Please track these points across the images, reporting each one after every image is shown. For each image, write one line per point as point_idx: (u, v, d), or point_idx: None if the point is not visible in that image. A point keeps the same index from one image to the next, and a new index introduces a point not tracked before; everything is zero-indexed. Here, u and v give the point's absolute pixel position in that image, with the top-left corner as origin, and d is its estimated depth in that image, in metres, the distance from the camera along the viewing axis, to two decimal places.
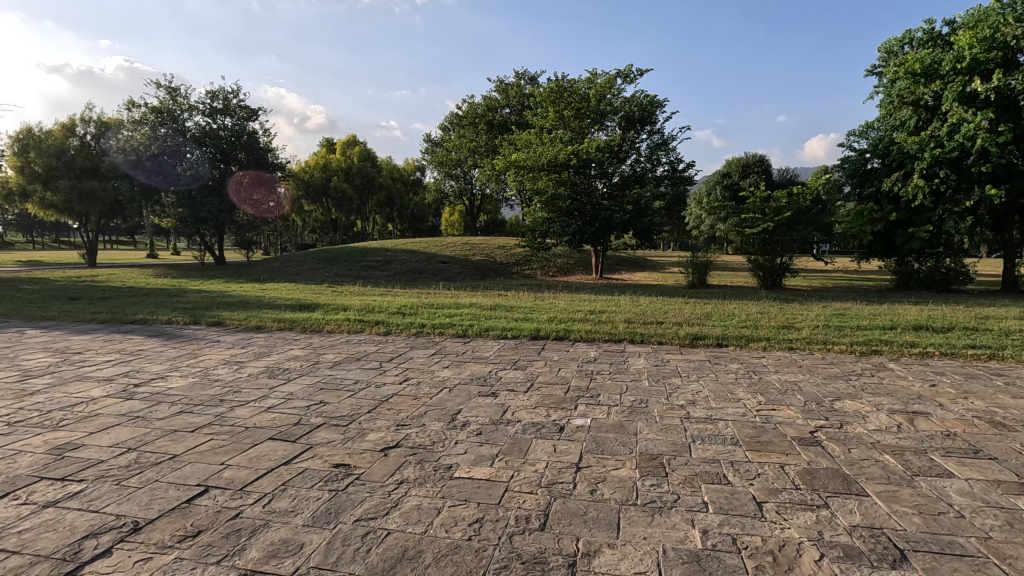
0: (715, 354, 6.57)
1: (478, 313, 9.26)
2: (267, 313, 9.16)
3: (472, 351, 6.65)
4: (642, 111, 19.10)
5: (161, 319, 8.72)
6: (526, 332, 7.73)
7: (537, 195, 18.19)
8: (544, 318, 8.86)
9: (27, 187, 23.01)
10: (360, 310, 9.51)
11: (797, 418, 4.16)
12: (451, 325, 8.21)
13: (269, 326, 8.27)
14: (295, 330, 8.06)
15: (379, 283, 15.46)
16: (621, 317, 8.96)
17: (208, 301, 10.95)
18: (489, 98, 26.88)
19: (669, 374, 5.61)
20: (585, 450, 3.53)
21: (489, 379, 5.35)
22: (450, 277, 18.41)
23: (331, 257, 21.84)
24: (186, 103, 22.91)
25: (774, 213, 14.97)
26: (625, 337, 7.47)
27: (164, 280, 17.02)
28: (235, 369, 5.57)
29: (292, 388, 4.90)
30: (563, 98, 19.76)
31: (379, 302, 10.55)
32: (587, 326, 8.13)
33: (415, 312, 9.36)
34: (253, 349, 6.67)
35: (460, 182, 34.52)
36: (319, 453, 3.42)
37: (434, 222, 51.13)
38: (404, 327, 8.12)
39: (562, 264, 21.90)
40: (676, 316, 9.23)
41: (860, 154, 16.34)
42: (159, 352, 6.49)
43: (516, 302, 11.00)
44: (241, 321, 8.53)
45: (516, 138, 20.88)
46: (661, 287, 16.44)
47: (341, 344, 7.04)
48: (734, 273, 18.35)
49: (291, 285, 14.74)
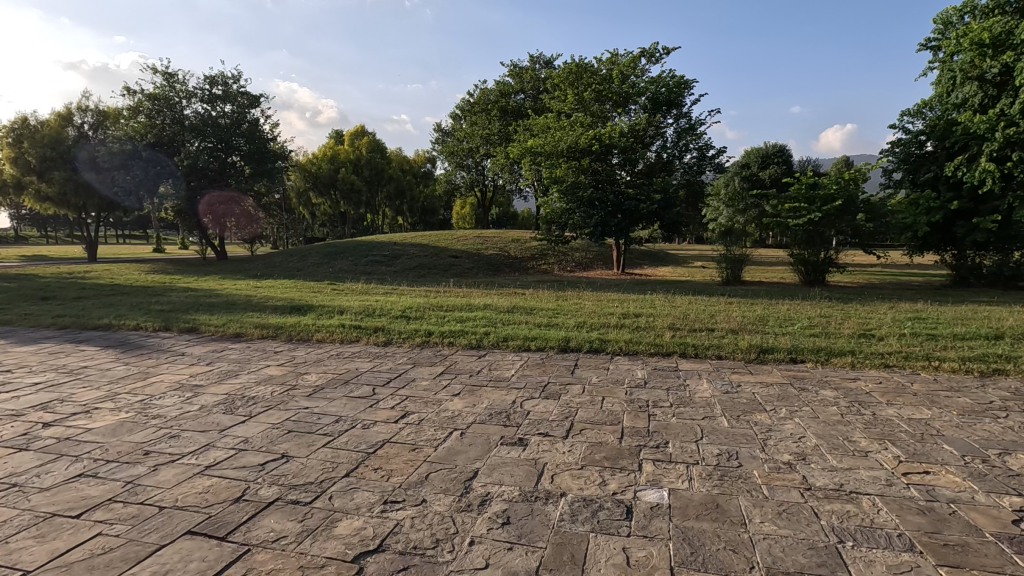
0: (795, 375, 5.19)
1: (494, 318, 7.96)
2: (251, 317, 7.94)
3: (490, 369, 5.37)
4: (671, 91, 17.63)
5: (128, 325, 7.55)
6: (554, 343, 6.42)
7: (556, 184, 16.84)
8: (572, 324, 7.54)
9: (23, 179, 22.08)
10: (358, 313, 8.25)
11: (976, 491, 2.81)
12: (464, 332, 6.93)
13: (250, 334, 7.05)
14: (279, 340, 6.81)
15: (385, 280, 14.25)
16: (663, 323, 7.60)
17: (191, 301, 9.78)
18: (503, 83, 25.39)
19: (750, 406, 4.26)
20: (675, 561, 2.23)
21: (512, 415, 4.04)
22: (461, 273, 17.18)
23: (336, 252, 20.68)
24: (184, 89, 21.77)
25: (820, 202, 13.55)
26: (674, 351, 6.12)
27: (156, 277, 15.95)
28: (186, 399, 4.32)
29: (250, 431, 3.64)
30: (583, 80, 18.47)
31: (381, 304, 9.29)
32: (626, 335, 6.77)
33: (423, 316, 8.08)
34: (222, 366, 5.44)
35: (471, 173, 33.22)
36: (257, 568, 2.17)
37: (444, 215, 49.95)
38: (408, 334, 6.86)
39: (580, 259, 20.57)
40: (727, 320, 7.84)
41: (913, 136, 14.73)
42: (105, 371, 5.28)
43: (537, 303, 9.71)
44: (220, 328, 7.32)
45: (532, 123, 19.52)
46: (692, 283, 15.01)
47: (330, 359, 5.78)
48: (770, 268, 16.83)
49: (290, 282, 13.58)
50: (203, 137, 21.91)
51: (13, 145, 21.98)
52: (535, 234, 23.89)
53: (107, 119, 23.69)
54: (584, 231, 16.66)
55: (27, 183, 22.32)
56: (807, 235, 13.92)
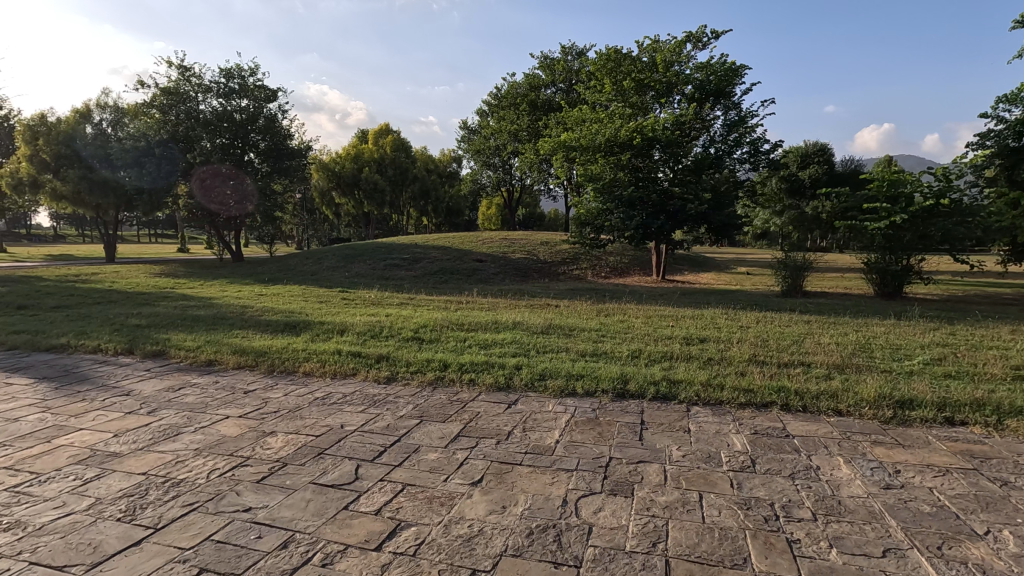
0: (973, 451, 3.55)
1: (527, 342, 6.49)
2: (234, 339, 6.64)
3: (524, 431, 3.86)
4: (721, 78, 15.82)
5: (87, 347, 6.29)
6: (607, 384, 4.89)
7: (591, 181, 15.35)
8: (624, 354, 6.01)
9: (39, 177, 21.67)
10: (362, 333, 6.85)
11: None
12: (489, 364, 5.45)
13: (225, 363, 5.69)
14: (258, 372, 5.43)
15: (402, 287, 12.93)
16: (742, 354, 6.01)
17: (177, 313, 8.57)
18: (532, 76, 23.88)
19: (946, 524, 2.65)
20: None
21: (566, 537, 2.52)
22: (486, 279, 15.79)
23: (354, 254, 19.53)
24: (199, 83, 20.87)
25: (901, 202, 11.74)
26: (773, 402, 4.53)
27: (162, 280, 14.99)
28: (76, 488, 2.91)
29: (135, 572, 2.20)
30: (622, 68, 16.86)
31: (391, 319, 7.89)
32: (701, 374, 5.19)
33: (440, 338, 6.66)
34: (164, 418, 4.05)
35: (497, 171, 31.94)
36: None
37: (470, 216, 48.79)
38: (419, 366, 5.44)
39: (616, 263, 19.01)
40: (822, 351, 6.19)
41: (1011, 125, 12.67)
42: (8, 423, 3.94)
43: (577, 320, 8.20)
44: (192, 354, 6.00)
45: (565, 117, 18.00)
46: (747, 294, 13.28)
47: (311, 406, 4.36)
48: (838, 276, 14.91)
49: (299, 288, 12.37)
50: (218, 133, 21.00)
51: (30, 143, 21.63)
52: (565, 236, 22.37)
53: (125, 116, 23.09)
54: (623, 234, 14.97)
55: (44, 182, 21.88)
56: (886, 240, 12.09)
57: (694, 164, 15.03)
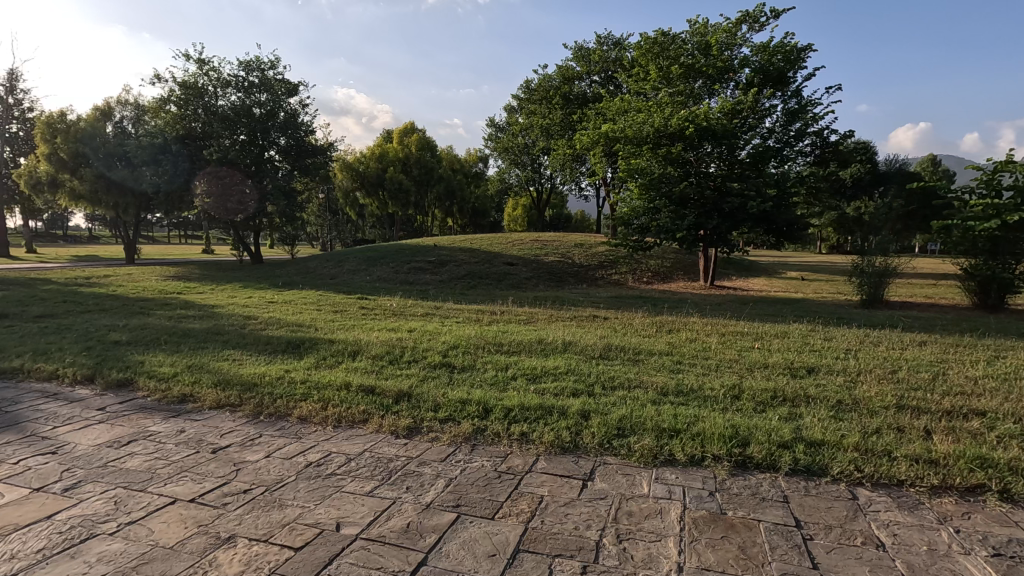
0: None
1: (587, 374, 5.05)
2: (223, 363, 5.39)
3: (621, 545, 2.45)
4: (782, 61, 14.11)
5: (40, 372, 5.09)
6: (719, 449, 3.41)
7: (634, 177, 13.85)
8: (722, 394, 4.52)
9: (58, 176, 21.17)
10: (378, 357, 5.50)
11: None
12: (545, 409, 4.04)
13: (201, 401, 4.39)
14: (239, 415, 4.11)
15: (427, 295, 11.67)
16: (882, 397, 4.46)
17: (169, 326, 7.42)
18: (566, 68, 22.36)
19: None
20: None
21: None
22: (518, 285, 14.48)
23: (377, 256, 18.36)
24: (218, 77, 20.02)
25: (1014, 198, 9.93)
26: (984, 486, 3.00)
27: (173, 284, 14.04)
28: None
29: None
30: (668, 52, 15.31)
31: (414, 337, 6.57)
32: (847, 431, 3.69)
33: (475, 365, 5.27)
34: (80, 504, 2.73)
35: (526, 170, 30.59)
36: None
37: (496, 217, 47.62)
38: (451, 410, 4.05)
39: (657, 267, 17.49)
40: (987, 393, 4.59)
41: None
42: None
43: (638, 340, 6.76)
44: (162, 386, 4.71)
45: (604, 107, 16.52)
46: (820, 304, 11.63)
47: (298, 483, 3.01)
48: (920, 285, 13.12)
49: (315, 295, 11.21)
50: (237, 129, 20.15)
51: (49, 142, 21.10)
52: (601, 237, 20.86)
53: (144, 113, 22.41)
54: (672, 236, 13.40)
55: (63, 182, 21.34)
56: (992, 242, 10.29)
57: (755, 156, 13.34)
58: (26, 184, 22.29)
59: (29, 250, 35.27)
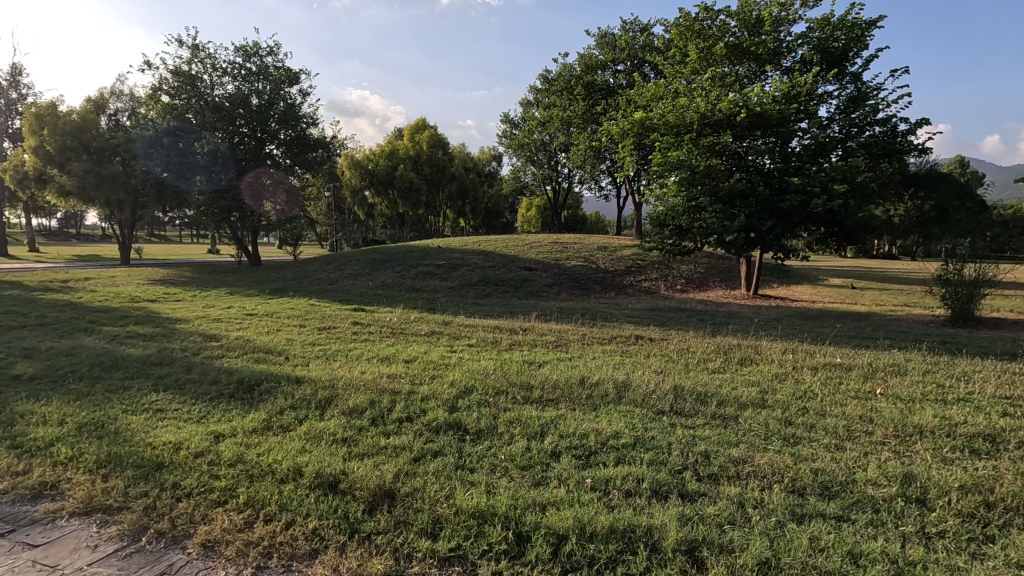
0: None
1: (669, 452, 3.31)
2: (132, 420, 3.73)
3: None
4: (843, 38, 12.25)
5: None
6: None
7: (672, 171, 12.10)
8: (896, 498, 2.80)
9: (46, 170, 19.81)
10: (356, 413, 3.82)
11: None
12: (621, 540, 2.34)
13: (64, 500, 2.74)
14: (108, 538, 2.46)
15: (434, 306, 10.03)
16: None
17: (102, 350, 5.83)
18: (589, 56, 20.54)
19: None
20: None
21: None
22: (538, 294, 12.85)
23: (382, 258, 16.82)
24: (213, 63, 18.58)
25: None
26: None
27: (153, 289, 12.58)
28: None
29: None
30: (710, 30, 13.53)
31: (411, 373, 4.88)
32: None
33: (496, 431, 3.57)
34: None
35: (542, 168, 28.99)
36: None
37: (509, 218, 46.11)
38: (460, 538, 2.38)
39: (691, 273, 15.74)
40: None
41: None
42: None
43: (712, 381, 5.00)
44: (19, 466, 3.07)
45: (636, 94, 14.78)
46: (896, 321, 9.83)
47: None
48: (1006, 298, 11.26)
49: (304, 305, 9.59)
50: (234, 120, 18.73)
51: (37, 134, 19.74)
52: (626, 239, 19.14)
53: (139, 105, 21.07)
54: (717, 239, 11.62)
55: (51, 176, 20.01)
56: None
57: (815, 147, 11.50)
58: (13, 178, 20.99)
59: (31, 250, 34.22)
